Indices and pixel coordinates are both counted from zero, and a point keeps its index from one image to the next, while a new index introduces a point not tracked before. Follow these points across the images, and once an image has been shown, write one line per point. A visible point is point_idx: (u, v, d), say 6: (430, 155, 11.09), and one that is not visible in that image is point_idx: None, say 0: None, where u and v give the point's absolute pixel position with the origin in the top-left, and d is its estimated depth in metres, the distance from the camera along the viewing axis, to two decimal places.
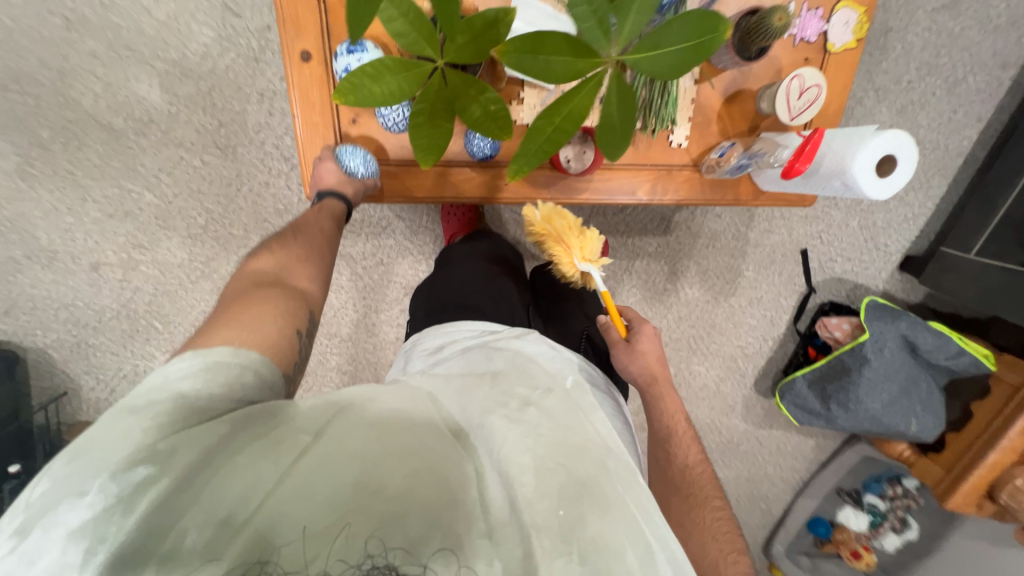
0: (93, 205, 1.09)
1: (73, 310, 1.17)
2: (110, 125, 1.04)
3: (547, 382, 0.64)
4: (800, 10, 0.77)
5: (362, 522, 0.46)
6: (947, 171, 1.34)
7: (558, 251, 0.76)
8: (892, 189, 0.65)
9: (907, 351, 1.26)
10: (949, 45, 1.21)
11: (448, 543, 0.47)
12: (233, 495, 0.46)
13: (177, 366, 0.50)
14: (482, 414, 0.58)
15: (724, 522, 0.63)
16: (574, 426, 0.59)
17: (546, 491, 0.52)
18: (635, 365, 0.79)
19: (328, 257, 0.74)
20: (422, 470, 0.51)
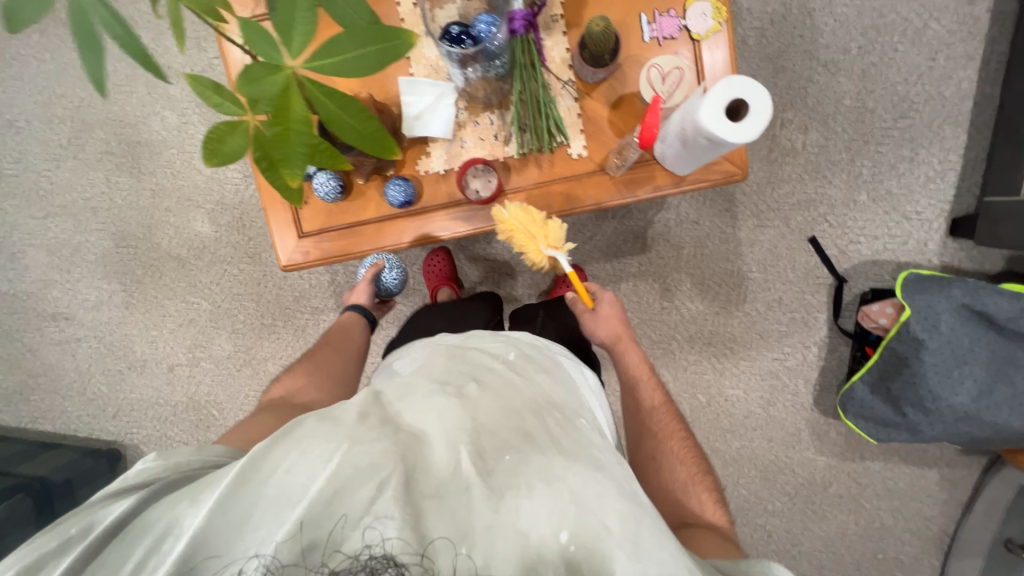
0: (170, 318, 1.42)
1: (158, 407, 1.45)
2: (179, 256, 1.39)
3: (489, 360, 0.68)
4: (653, 18, 0.86)
5: (315, 501, 0.47)
6: (956, 118, 1.19)
7: (525, 242, 0.84)
8: (757, 123, 0.64)
9: (981, 323, 1.01)
10: (890, 4, 1.18)
11: (401, 504, 0.48)
12: (144, 547, 0.48)
13: (135, 468, 0.56)
14: (428, 395, 0.59)
15: (690, 448, 0.76)
16: (518, 388, 0.63)
17: (496, 445, 0.54)
18: (601, 328, 0.84)
19: (327, 369, 0.98)
20: (369, 458, 0.50)
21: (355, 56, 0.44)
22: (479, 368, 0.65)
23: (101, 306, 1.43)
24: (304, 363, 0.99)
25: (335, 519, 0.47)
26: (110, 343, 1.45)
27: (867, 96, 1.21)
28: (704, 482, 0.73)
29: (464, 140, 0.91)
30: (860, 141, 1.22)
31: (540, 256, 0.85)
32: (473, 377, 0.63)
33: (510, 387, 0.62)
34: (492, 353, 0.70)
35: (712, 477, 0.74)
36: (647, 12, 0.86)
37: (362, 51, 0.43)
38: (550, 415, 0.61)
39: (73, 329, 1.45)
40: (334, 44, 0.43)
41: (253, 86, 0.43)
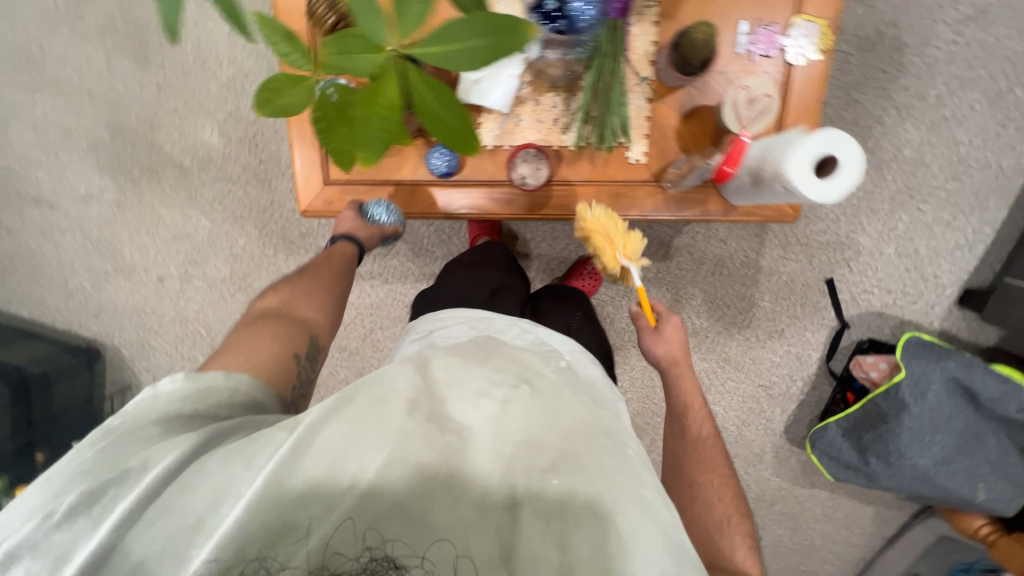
0: (164, 228, 1.35)
1: (143, 315, 1.41)
2: (182, 164, 1.30)
3: (539, 366, 0.68)
4: (753, 28, 0.78)
5: (367, 491, 0.51)
6: (1004, 192, 1.17)
7: (603, 245, 0.82)
8: (842, 186, 0.61)
9: (965, 398, 1.06)
10: (983, 57, 1.11)
11: (444, 507, 0.51)
12: (205, 500, 0.51)
13: (166, 385, 0.60)
14: (478, 398, 0.60)
15: (729, 485, 0.72)
16: (564, 402, 0.63)
17: (541, 460, 0.55)
18: (659, 348, 0.81)
19: (329, 288, 0.90)
20: (420, 457, 0.53)
21: (464, 47, 0.38)
22: (530, 373, 0.66)
23: (90, 201, 1.34)
24: (302, 279, 0.89)
25: (350, 522, 0.49)
26: (96, 241, 1.37)
27: (928, 150, 1.17)
28: (739, 523, 0.69)
29: (520, 118, 0.84)
30: (906, 194, 1.20)
31: (613, 263, 0.83)
32: (524, 382, 0.63)
33: (558, 401, 0.63)
34: (541, 360, 0.70)
35: (748, 519, 0.70)
36: (748, 20, 0.78)
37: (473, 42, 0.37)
38: (595, 435, 0.61)
39: (57, 219, 1.36)
40: (445, 31, 0.38)
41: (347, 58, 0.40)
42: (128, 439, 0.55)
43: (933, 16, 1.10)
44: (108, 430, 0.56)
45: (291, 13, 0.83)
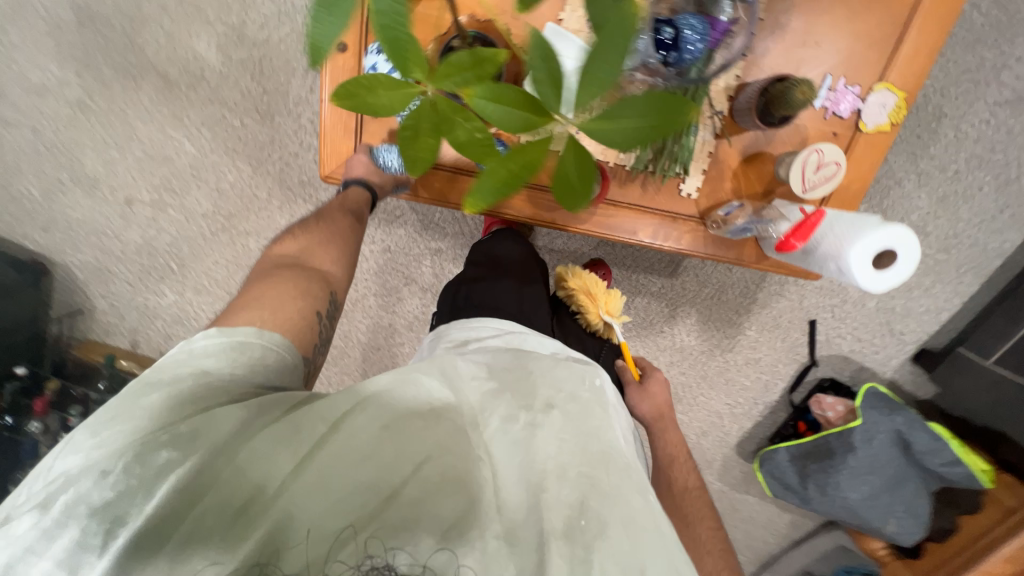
0: (137, 145, 1.17)
1: (102, 237, 1.26)
2: (166, 74, 1.12)
3: (576, 385, 0.64)
4: (835, 84, 0.76)
5: (402, 503, 0.51)
6: (981, 270, 1.27)
7: (585, 302, 0.84)
8: (885, 284, 0.63)
9: (901, 448, 1.21)
10: (1006, 142, 1.16)
11: (464, 524, 0.51)
12: (252, 482, 0.50)
13: (201, 343, 0.58)
14: (506, 421, 0.58)
15: (716, 539, 0.73)
16: (597, 431, 0.60)
17: (567, 497, 0.54)
18: (644, 405, 0.85)
19: (349, 242, 0.85)
20: (451, 475, 0.54)
21: (627, 126, 0.33)
22: (564, 394, 0.62)
23: (46, 95, 1.14)
24: (320, 228, 0.84)
25: (350, 529, 0.49)
26: (51, 143, 1.18)
27: (932, 219, 1.23)
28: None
29: None
30: None
31: (596, 320, 0.84)
32: (556, 406, 0.60)
33: (592, 428, 0.60)
34: (577, 379, 0.65)
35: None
36: (833, 75, 0.76)
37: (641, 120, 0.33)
38: (625, 471, 0.58)
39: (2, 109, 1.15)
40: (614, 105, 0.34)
41: (498, 107, 0.38)
42: (169, 407, 0.52)
43: (976, 92, 1.12)
44: (149, 383, 0.54)
45: None
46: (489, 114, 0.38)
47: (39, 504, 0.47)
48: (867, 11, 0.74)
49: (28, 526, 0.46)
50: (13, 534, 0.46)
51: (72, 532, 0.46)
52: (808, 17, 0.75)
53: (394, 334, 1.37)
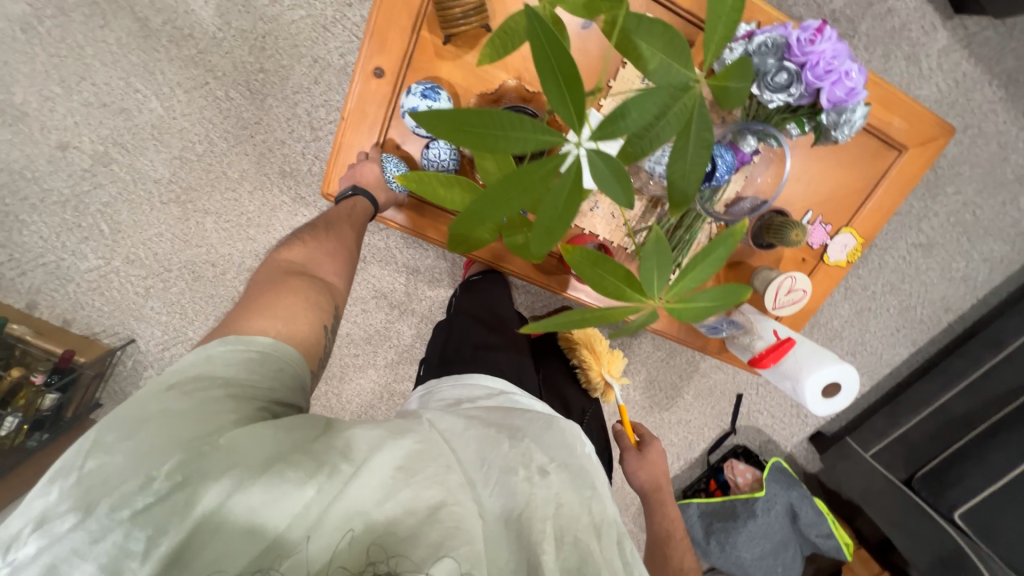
0: (89, 87, 1.02)
1: (16, 178, 1.06)
2: (146, 21, 1.00)
3: (570, 448, 0.57)
4: (813, 220, 0.86)
5: (402, 545, 0.43)
6: (875, 374, 1.50)
7: (589, 359, 0.86)
8: (823, 407, 0.73)
9: (789, 518, 1.39)
10: (913, 277, 1.39)
11: (466, 566, 0.43)
12: (288, 511, 0.44)
13: (220, 349, 0.50)
14: (503, 474, 0.51)
15: None
16: (592, 501, 0.53)
17: (563, 562, 0.47)
18: (642, 473, 0.85)
19: (354, 255, 0.72)
20: (449, 522, 0.46)
21: (708, 307, 0.39)
22: (558, 460, 0.55)
23: None
24: (329, 235, 0.70)
25: (350, 535, 0.44)
26: None
27: (848, 326, 1.43)
28: None
29: (597, 204, 0.82)
30: None
31: (597, 378, 0.86)
32: (556, 463, 0.55)
33: (586, 498, 0.53)
34: (572, 444, 0.58)
35: None
36: (814, 211, 0.86)
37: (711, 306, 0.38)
38: (616, 543, 0.51)
39: None
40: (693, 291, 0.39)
41: (595, 270, 0.38)
42: (196, 415, 0.45)
43: (900, 231, 1.33)
44: (172, 388, 0.47)
45: None
46: (582, 273, 0.38)
47: (79, 502, 0.41)
48: (851, 163, 0.84)
49: (71, 527, 0.40)
50: (53, 533, 0.40)
51: (111, 539, 0.40)
52: (806, 155, 0.83)
53: (349, 344, 1.27)
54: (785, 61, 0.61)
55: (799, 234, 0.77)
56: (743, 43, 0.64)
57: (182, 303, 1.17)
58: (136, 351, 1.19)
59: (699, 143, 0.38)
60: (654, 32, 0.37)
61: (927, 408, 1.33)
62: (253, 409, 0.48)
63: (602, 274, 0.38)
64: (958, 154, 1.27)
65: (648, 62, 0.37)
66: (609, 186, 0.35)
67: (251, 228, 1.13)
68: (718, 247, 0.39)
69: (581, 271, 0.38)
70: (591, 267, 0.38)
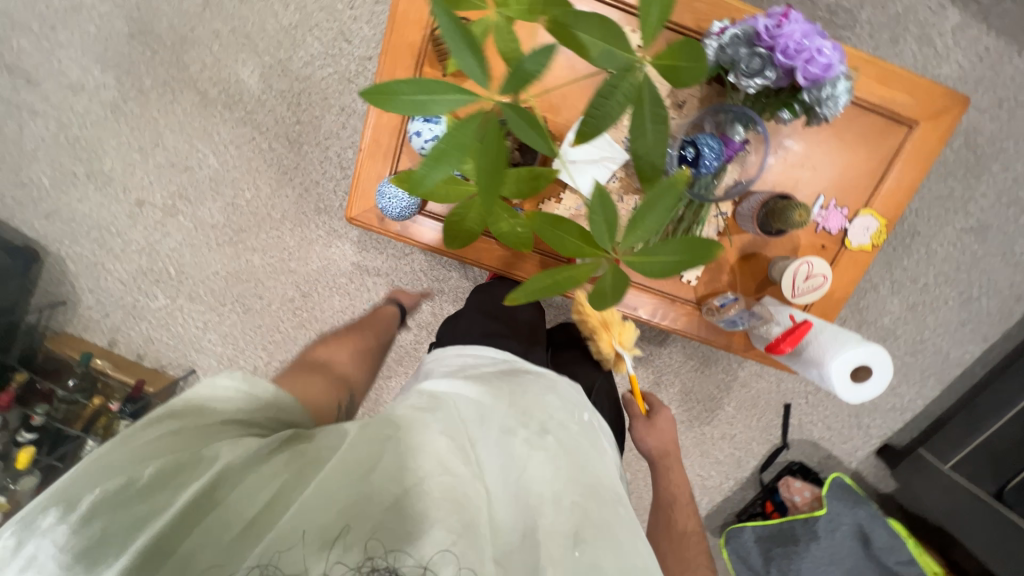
0: (161, 152, 1.20)
1: (104, 234, 1.25)
2: (204, 92, 1.17)
3: (569, 413, 0.60)
4: (826, 204, 0.84)
5: (393, 518, 0.44)
6: (942, 377, 1.36)
7: (599, 331, 0.83)
8: (850, 396, 0.69)
9: (860, 542, 1.25)
10: (969, 264, 1.27)
11: (459, 540, 0.44)
12: (263, 502, 0.46)
13: (224, 381, 0.53)
14: (503, 437, 0.54)
15: None
16: (589, 463, 0.55)
17: (560, 522, 0.49)
18: (650, 439, 0.80)
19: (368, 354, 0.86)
20: (442, 490, 0.47)
21: (669, 259, 0.39)
22: (558, 421, 0.58)
23: (81, 93, 1.16)
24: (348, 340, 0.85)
25: (346, 529, 0.44)
26: (73, 137, 1.19)
27: (902, 324, 1.32)
28: None
29: None
30: None
31: (608, 349, 0.83)
32: (553, 423, 0.57)
33: (585, 458, 0.56)
34: (571, 407, 0.62)
35: None
36: (825, 196, 0.84)
37: (673, 266, 0.40)
38: (614, 505, 0.53)
39: (30, 98, 1.16)
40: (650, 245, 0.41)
41: (557, 231, 0.42)
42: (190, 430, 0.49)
43: (945, 216, 1.24)
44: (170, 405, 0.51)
45: (400, 33, 0.80)
46: (545, 238, 0.43)
47: (64, 499, 0.43)
48: (860, 145, 0.82)
49: (53, 522, 0.42)
50: (35, 527, 0.42)
51: (91, 533, 0.42)
52: (807, 142, 0.83)
53: (382, 367, 1.34)
54: (756, 48, 0.64)
55: (800, 213, 0.76)
56: (716, 38, 0.66)
57: (235, 335, 1.29)
58: (196, 380, 1.31)
59: (654, 111, 0.41)
60: (592, 22, 0.39)
61: (1010, 410, 1.19)
62: (239, 431, 0.52)
63: (563, 238, 0.42)
64: (999, 131, 1.19)
65: (591, 46, 0.40)
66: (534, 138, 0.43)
67: (293, 261, 1.26)
68: (664, 194, 0.41)
69: (544, 234, 0.42)
70: (552, 229, 0.42)
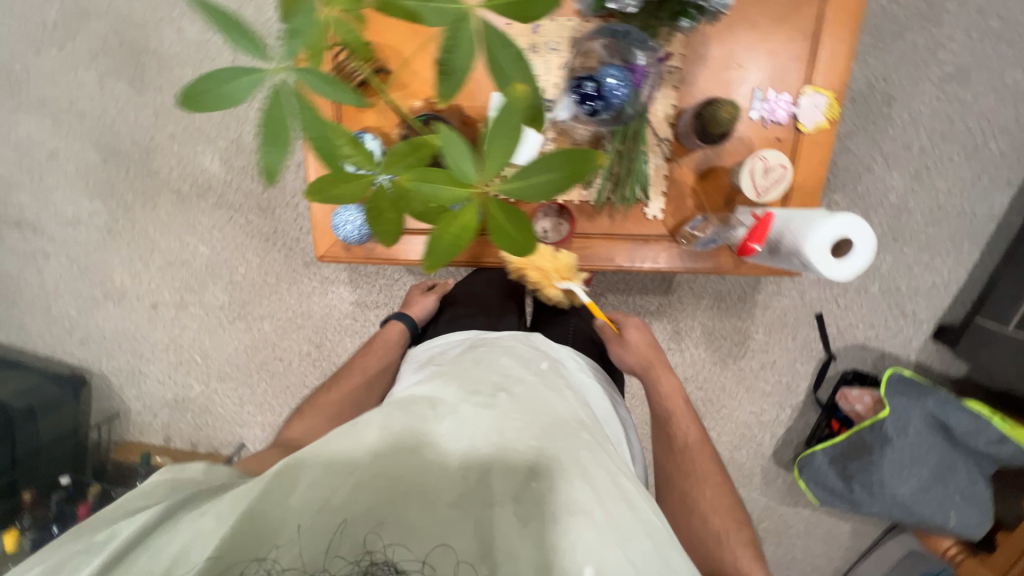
0: (158, 255, 1.31)
1: (132, 342, 1.36)
2: (178, 190, 1.27)
3: (520, 375, 0.70)
4: (766, 96, 0.82)
5: (351, 501, 0.49)
6: (978, 237, 1.26)
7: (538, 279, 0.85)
8: (838, 276, 0.66)
9: (939, 432, 1.16)
10: (962, 112, 1.19)
11: (414, 502, 0.49)
12: (181, 550, 0.46)
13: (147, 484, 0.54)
14: (456, 406, 0.61)
15: (723, 493, 0.73)
16: (542, 409, 0.64)
17: (516, 462, 0.55)
18: (629, 357, 0.86)
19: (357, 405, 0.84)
20: (396, 464, 0.52)
21: (545, 180, 0.40)
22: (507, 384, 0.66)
23: (80, 225, 1.29)
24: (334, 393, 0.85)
25: (341, 524, 0.47)
26: (84, 266, 1.32)
27: (912, 196, 1.24)
28: (739, 535, 0.69)
29: None
30: (890, 237, 1.27)
31: (554, 291, 0.86)
32: (502, 392, 0.65)
33: (539, 404, 0.64)
34: (523, 367, 0.71)
35: (749, 527, 0.71)
36: (762, 88, 0.82)
37: (550, 183, 0.40)
38: (568, 437, 0.60)
39: (42, 243, 1.30)
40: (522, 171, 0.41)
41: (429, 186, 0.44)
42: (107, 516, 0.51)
43: (918, 73, 1.17)
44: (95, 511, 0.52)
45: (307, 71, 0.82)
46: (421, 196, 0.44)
47: None
48: (779, 28, 0.80)
49: None
50: None
51: None
52: (725, 43, 0.81)
53: None
54: None
55: (728, 107, 0.78)
56: None
57: (269, 400, 1.37)
58: (248, 453, 1.39)
59: (508, 55, 0.42)
60: None
61: None
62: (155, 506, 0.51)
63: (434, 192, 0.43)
64: None
65: (418, 11, 0.41)
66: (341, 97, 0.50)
67: (300, 317, 1.33)
68: (508, 114, 0.40)
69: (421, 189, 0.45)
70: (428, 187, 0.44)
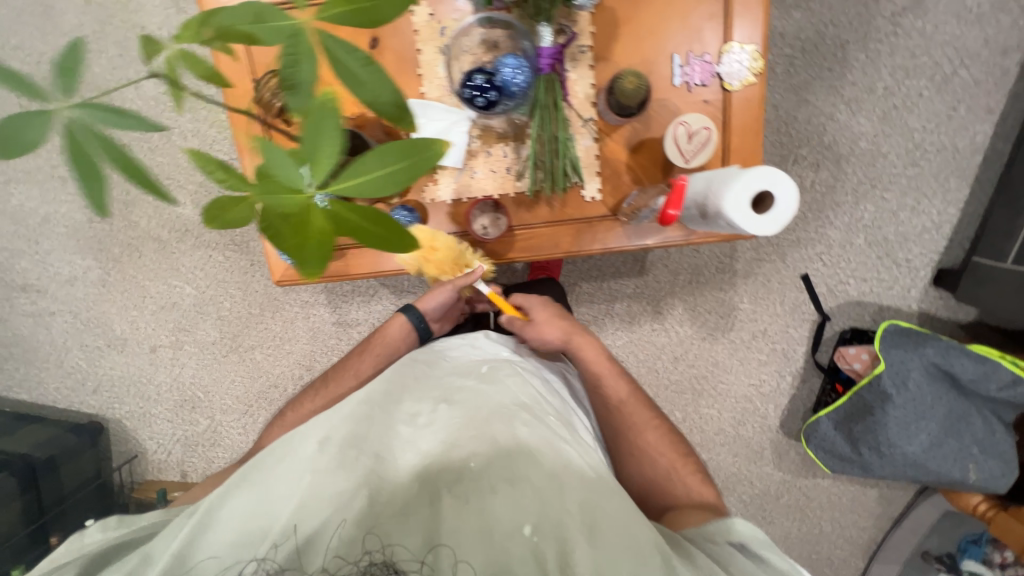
0: (150, 301, 1.38)
1: (138, 385, 1.44)
2: (159, 237, 1.34)
3: (460, 378, 0.74)
4: (686, 60, 0.81)
5: (313, 521, 0.57)
6: (964, 172, 1.19)
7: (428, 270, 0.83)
8: (764, 231, 0.64)
9: (946, 381, 1.09)
10: (924, 44, 1.14)
11: (370, 509, 0.58)
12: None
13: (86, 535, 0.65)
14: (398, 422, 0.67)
15: (664, 433, 0.81)
16: (478, 405, 0.68)
17: (454, 460, 0.62)
18: (547, 333, 0.83)
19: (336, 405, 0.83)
20: (347, 484, 0.60)
21: (383, 171, 0.40)
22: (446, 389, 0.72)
23: (77, 282, 1.38)
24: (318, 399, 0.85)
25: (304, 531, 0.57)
26: (87, 319, 1.40)
27: (884, 139, 1.19)
28: (685, 465, 0.79)
29: (475, 170, 0.85)
30: (867, 185, 1.21)
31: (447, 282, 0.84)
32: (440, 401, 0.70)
33: (476, 400, 0.69)
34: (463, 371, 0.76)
35: (693, 455, 0.81)
36: (681, 53, 0.81)
37: (392, 173, 0.40)
38: (502, 425, 0.66)
39: (47, 303, 1.40)
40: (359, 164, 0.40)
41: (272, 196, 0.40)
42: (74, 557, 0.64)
43: (867, 12, 1.13)
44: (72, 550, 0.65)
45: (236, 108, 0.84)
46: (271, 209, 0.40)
47: None
48: None
49: None
50: None
51: None
52: (636, 14, 0.80)
53: None
54: None
55: (629, 80, 0.78)
56: None
57: None
58: None
59: (356, 61, 0.44)
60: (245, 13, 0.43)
61: None
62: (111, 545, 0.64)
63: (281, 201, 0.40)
64: None
65: (254, 31, 0.43)
66: (130, 124, 0.51)
67: (287, 342, 1.37)
68: (322, 116, 0.40)
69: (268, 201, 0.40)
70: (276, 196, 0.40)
